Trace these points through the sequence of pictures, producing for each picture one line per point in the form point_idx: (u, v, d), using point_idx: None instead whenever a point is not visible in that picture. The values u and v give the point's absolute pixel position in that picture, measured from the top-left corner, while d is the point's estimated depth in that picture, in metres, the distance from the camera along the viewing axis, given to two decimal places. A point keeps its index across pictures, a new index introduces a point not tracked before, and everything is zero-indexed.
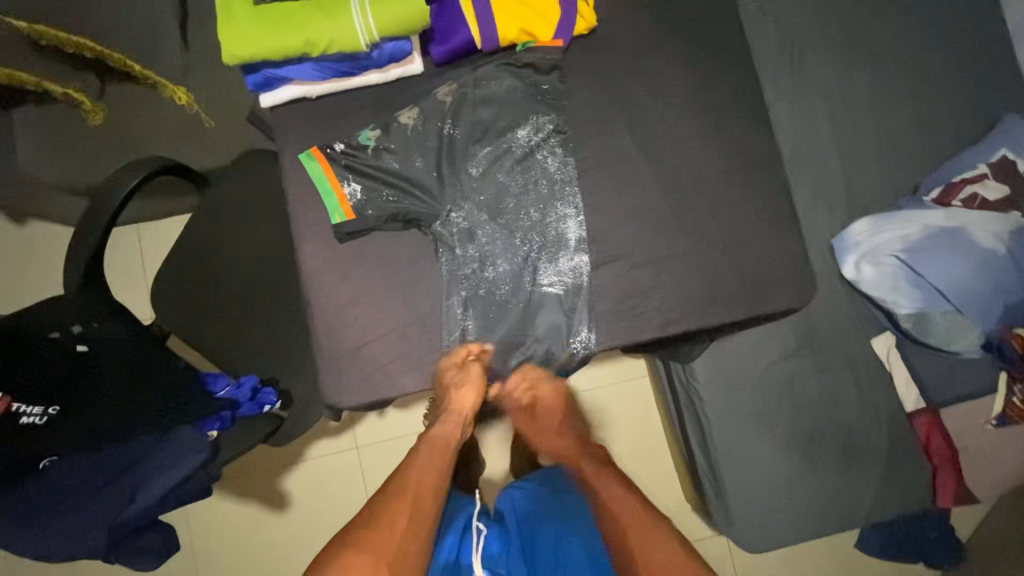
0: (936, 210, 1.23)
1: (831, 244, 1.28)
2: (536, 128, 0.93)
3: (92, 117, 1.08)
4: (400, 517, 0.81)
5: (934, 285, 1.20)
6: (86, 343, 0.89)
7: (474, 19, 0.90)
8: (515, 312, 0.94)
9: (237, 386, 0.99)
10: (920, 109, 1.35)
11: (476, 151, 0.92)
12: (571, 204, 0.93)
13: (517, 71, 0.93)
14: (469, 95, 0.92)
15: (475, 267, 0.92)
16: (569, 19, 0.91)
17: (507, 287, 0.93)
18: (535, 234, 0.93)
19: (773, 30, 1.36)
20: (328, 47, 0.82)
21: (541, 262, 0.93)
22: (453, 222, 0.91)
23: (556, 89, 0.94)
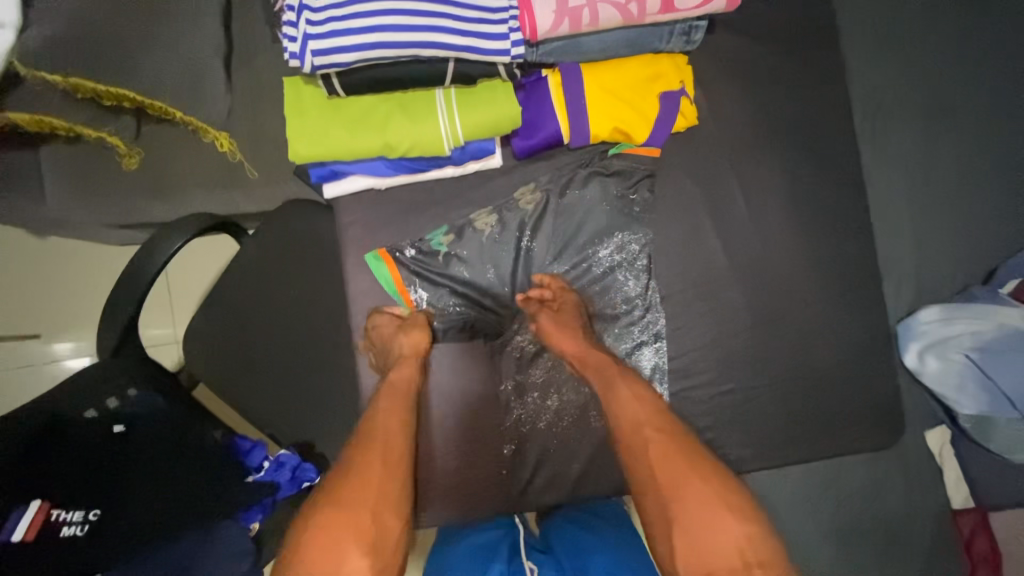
0: (1012, 308, 1.16)
1: (896, 329, 1.25)
2: (619, 247, 1.02)
3: (128, 161, 0.99)
4: (375, 467, 0.81)
5: (1003, 390, 1.13)
6: (122, 422, 0.89)
7: (565, 113, 0.80)
8: (587, 446, 1.03)
9: (276, 466, 0.95)
10: (1007, 190, 1.26)
11: (553, 267, 1.03)
12: (652, 330, 1.01)
13: (605, 181, 1.00)
14: (553, 203, 1.01)
15: (537, 395, 1.04)
16: (670, 113, 0.83)
17: (571, 415, 1.04)
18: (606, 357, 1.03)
19: (859, 92, 1.25)
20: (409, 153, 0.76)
21: None
22: (520, 343, 1.04)
23: (644, 200, 1.00)
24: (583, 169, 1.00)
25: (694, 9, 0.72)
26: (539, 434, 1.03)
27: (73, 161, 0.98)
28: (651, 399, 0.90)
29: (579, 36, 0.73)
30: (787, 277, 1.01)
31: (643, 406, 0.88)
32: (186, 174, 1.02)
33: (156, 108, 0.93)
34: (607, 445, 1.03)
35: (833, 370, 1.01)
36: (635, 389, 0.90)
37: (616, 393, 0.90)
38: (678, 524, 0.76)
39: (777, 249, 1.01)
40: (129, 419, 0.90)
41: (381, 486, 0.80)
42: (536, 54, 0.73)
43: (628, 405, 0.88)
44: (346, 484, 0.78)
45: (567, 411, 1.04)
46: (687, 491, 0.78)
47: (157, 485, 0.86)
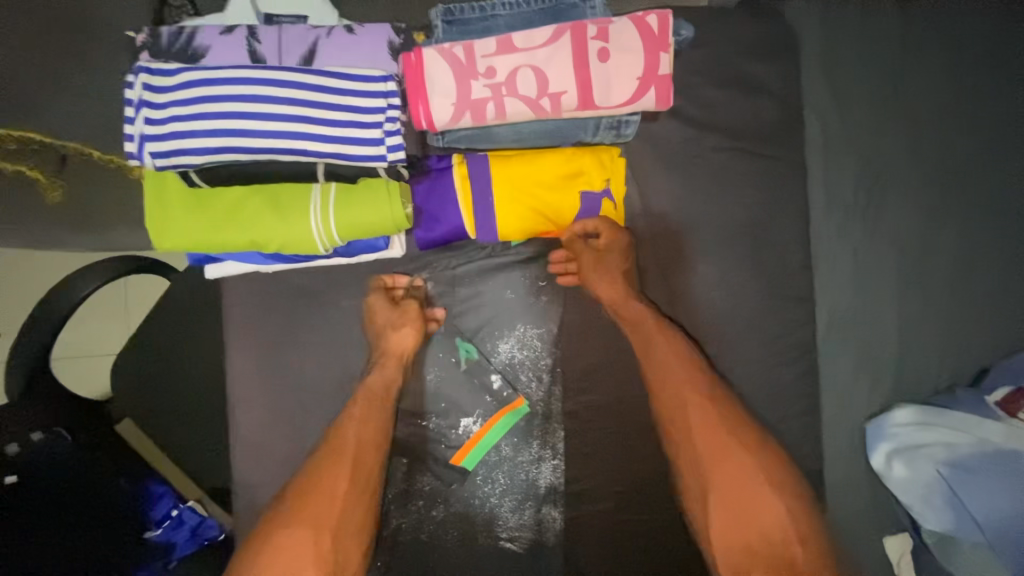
0: (997, 424, 1.05)
1: (865, 426, 1.15)
2: (520, 341, 1.02)
3: (51, 194, 0.95)
4: (339, 481, 0.87)
5: (973, 514, 1.02)
6: (16, 472, 0.87)
7: (469, 210, 0.82)
8: (472, 566, 0.98)
9: (175, 524, 0.94)
10: (1007, 285, 1.13)
11: (449, 361, 1.02)
12: (552, 446, 1.02)
13: (509, 275, 1.02)
14: (453, 296, 1.03)
15: (422, 505, 0.99)
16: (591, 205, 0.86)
17: (456, 531, 0.99)
18: (504, 472, 1.02)
19: (854, 164, 1.13)
20: (281, 247, 0.77)
21: (504, 514, 1.01)
22: (428, 429, 1.02)
23: (552, 297, 1.01)
24: (478, 262, 1.02)
25: (619, 106, 0.78)
26: (420, 554, 0.98)
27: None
28: (685, 360, 0.93)
29: (490, 128, 0.82)
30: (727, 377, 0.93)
31: (683, 365, 0.92)
32: (108, 212, 0.97)
33: (70, 148, 0.95)
34: (492, 568, 0.99)
35: None
36: (674, 349, 0.93)
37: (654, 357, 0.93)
38: (712, 493, 0.87)
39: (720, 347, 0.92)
40: (24, 468, 0.88)
41: (346, 495, 0.87)
42: (442, 140, 0.83)
43: (673, 369, 0.92)
44: (313, 500, 0.85)
45: (458, 530, 1.00)
46: (723, 467, 0.87)
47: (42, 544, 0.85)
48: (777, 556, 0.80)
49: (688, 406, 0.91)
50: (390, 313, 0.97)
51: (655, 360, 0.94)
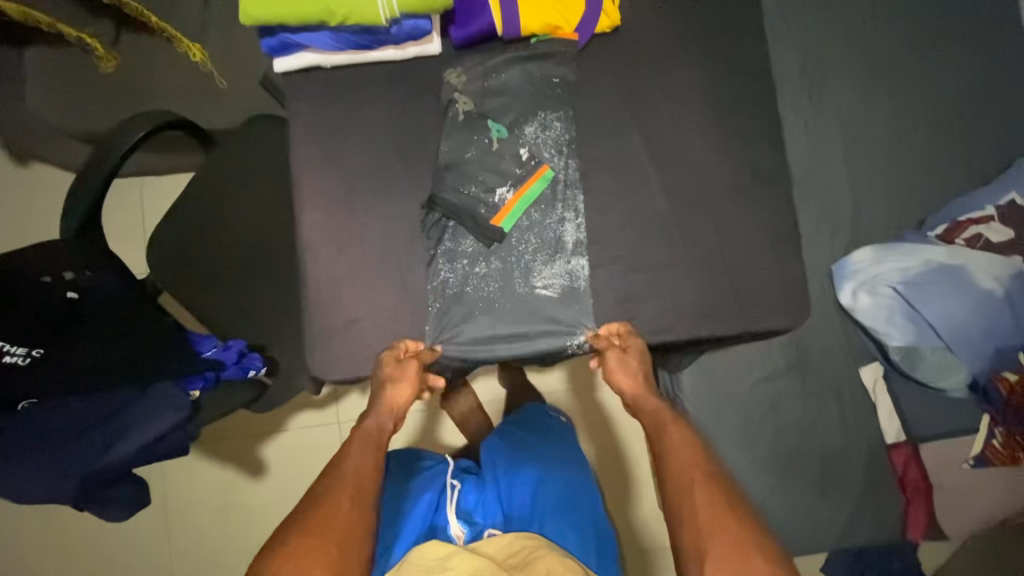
0: (939, 246, 1.23)
1: (831, 270, 1.29)
2: (543, 124, 0.92)
3: (104, 63, 1.07)
4: (344, 496, 0.74)
5: (928, 320, 1.20)
6: (76, 290, 0.91)
7: (497, 5, 0.88)
8: (509, 314, 0.90)
9: (224, 348, 0.98)
10: (935, 144, 1.33)
11: (473, 138, 0.91)
12: (573, 204, 0.91)
13: (526, 66, 0.92)
14: (479, 84, 0.91)
15: (465, 262, 0.90)
16: (593, 12, 0.90)
17: (495, 284, 0.91)
18: (536, 233, 0.91)
19: (799, 48, 1.34)
20: (350, 17, 0.80)
21: (536, 265, 0.91)
22: (462, 192, 0.90)
23: (567, 84, 0.92)
24: (506, 49, 0.92)
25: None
26: (464, 302, 0.90)
27: (56, 65, 1.06)
28: (700, 463, 0.78)
29: None
30: None
31: (694, 455, 0.80)
32: (159, 83, 1.11)
33: (132, 7, 1.03)
34: (526, 312, 0.90)
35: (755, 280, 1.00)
36: (688, 441, 0.83)
37: (669, 441, 0.83)
38: (708, 561, 0.66)
39: None
40: (83, 289, 0.92)
41: (350, 511, 0.73)
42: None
43: (685, 457, 0.79)
44: (318, 513, 0.71)
45: (495, 295, 0.90)
46: (728, 522, 0.68)
47: (100, 348, 0.88)
48: None
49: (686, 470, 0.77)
50: (395, 367, 0.87)
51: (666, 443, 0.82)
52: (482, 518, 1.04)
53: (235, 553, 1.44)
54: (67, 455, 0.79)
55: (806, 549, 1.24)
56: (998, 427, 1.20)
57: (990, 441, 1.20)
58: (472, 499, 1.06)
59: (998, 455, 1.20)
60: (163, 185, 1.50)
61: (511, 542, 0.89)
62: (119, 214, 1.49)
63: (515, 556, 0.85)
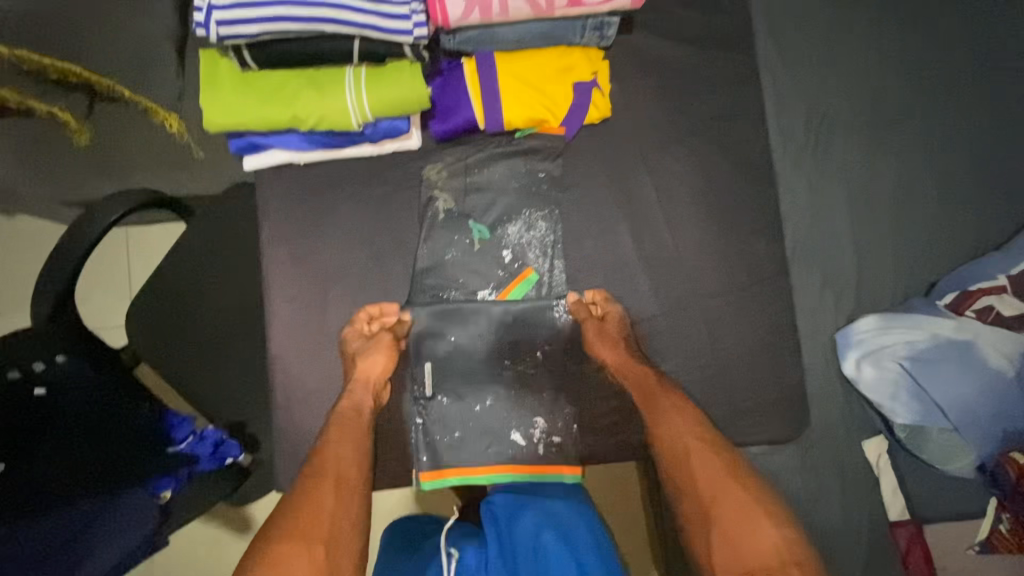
0: (948, 320, 1.17)
1: (833, 339, 1.23)
2: (527, 224, 0.98)
3: (78, 137, 1.03)
4: (327, 493, 0.80)
5: (935, 399, 1.15)
6: (44, 386, 0.88)
7: (479, 102, 0.91)
8: (495, 379, 0.98)
9: (199, 439, 0.94)
10: (947, 207, 1.27)
11: (453, 239, 0.97)
12: (556, 291, 0.97)
13: (511, 163, 0.98)
14: (462, 180, 0.98)
15: (449, 350, 0.97)
16: (581, 107, 0.92)
17: (478, 370, 0.98)
18: (521, 320, 0.97)
19: (806, 105, 1.28)
20: (317, 123, 0.86)
21: (520, 343, 0.98)
22: (446, 297, 0.97)
23: (552, 180, 0.97)
24: (486, 147, 0.97)
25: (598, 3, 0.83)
26: (449, 384, 0.97)
27: (25, 136, 1.02)
28: (693, 427, 0.87)
29: (494, 28, 0.88)
30: (707, 271, 0.97)
31: (689, 421, 0.87)
32: (133, 152, 1.06)
33: (103, 83, 1.01)
34: (509, 382, 0.98)
35: (749, 371, 0.96)
36: (679, 404, 0.89)
37: (660, 411, 0.88)
38: (716, 526, 0.78)
39: (699, 253, 0.97)
40: (51, 383, 0.89)
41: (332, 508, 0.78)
42: (453, 41, 0.90)
43: (677, 428, 0.87)
44: (300, 514, 0.76)
45: (466, 358, 0.97)
46: (722, 491, 0.80)
47: (66, 458, 0.85)
48: None
49: (685, 440, 0.86)
50: (364, 343, 0.92)
51: (659, 415, 0.89)
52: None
53: None
54: None
55: None
56: (1005, 512, 1.14)
57: (996, 526, 1.15)
58: (474, 559, 0.82)
59: (1004, 541, 1.14)
60: (149, 235, 1.46)
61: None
62: (103, 267, 1.46)
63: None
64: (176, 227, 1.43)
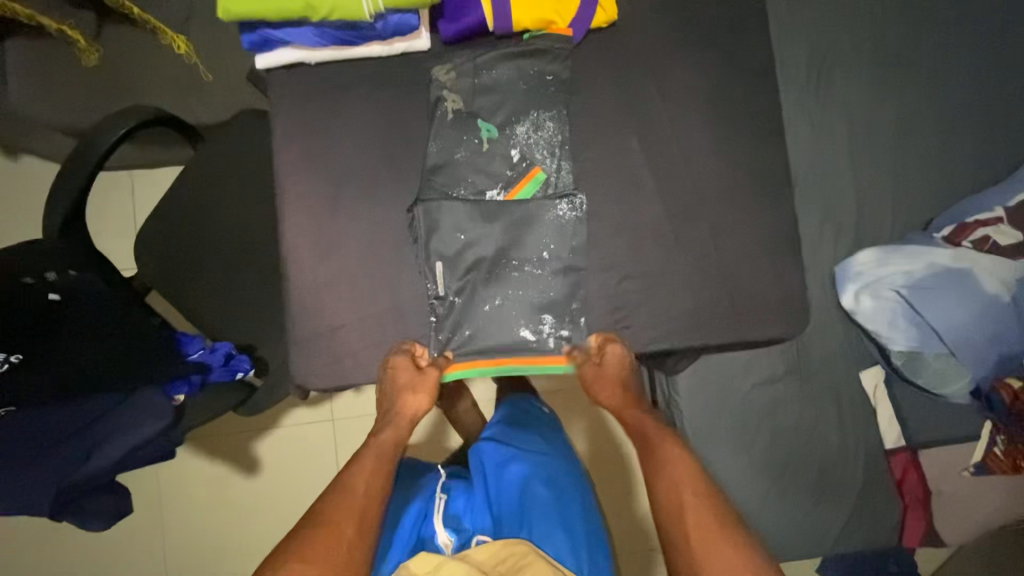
0: (945, 249, 1.19)
1: (832, 273, 1.26)
2: (535, 124, 0.98)
3: (86, 57, 1.03)
4: (348, 528, 0.78)
5: (932, 325, 1.17)
6: (60, 293, 0.88)
7: (488, 2, 0.94)
8: (505, 279, 0.97)
9: (211, 351, 0.97)
10: (946, 142, 1.29)
11: (461, 143, 0.98)
12: (559, 186, 0.98)
13: (519, 63, 0.98)
14: (471, 84, 0.98)
15: (458, 246, 0.96)
16: (586, 12, 0.96)
17: (487, 266, 0.97)
18: (527, 219, 0.97)
19: (807, 42, 1.29)
20: (330, 10, 0.83)
21: (528, 241, 0.97)
22: (458, 197, 0.97)
23: (561, 80, 0.98)
24: (498, 45, 0.98)
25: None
26: (460, 278, 0.97)
27: (35, 56, 1.03)
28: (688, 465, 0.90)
29: None
30: (710, 187, 0.99)
31: (686, 473, 0.89)
32: (145, 76, 1.08)
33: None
34: (519, 283, 0.98)
35: (751, 284, 0.98)
36: (679, 458, 0.91)
37: (659, 458, 0.92)
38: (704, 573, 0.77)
39: (703, 169, 0.98)
40: (67, 291, 0.88)
41: (351, 541, 0.77)
42: None
43: (675, 487, 0.87)
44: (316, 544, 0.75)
45: (477, 256, 0.97)
46: (714, 554, 0.78)
47: (82, 356, 0.85)
48: None
49: (682, 492, 0.86)
50: (413, 375, 0.95)
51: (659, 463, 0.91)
52: (471, 524, 1.00)
53: (231, 552, 1.44)
54: (48, 464, 0.79)
55: (801, 554, 1.23)
56: (1000, 434, 1.18)
57: (991, 449, 1.18)
58: (461, 504, 1.03)
59: (1000, 463, 1.18)
60: (156, 176, 1.47)
61: (501, 547, 0.86)
62: (110, 207, 1.46)
63: (504, 563, 0.84)
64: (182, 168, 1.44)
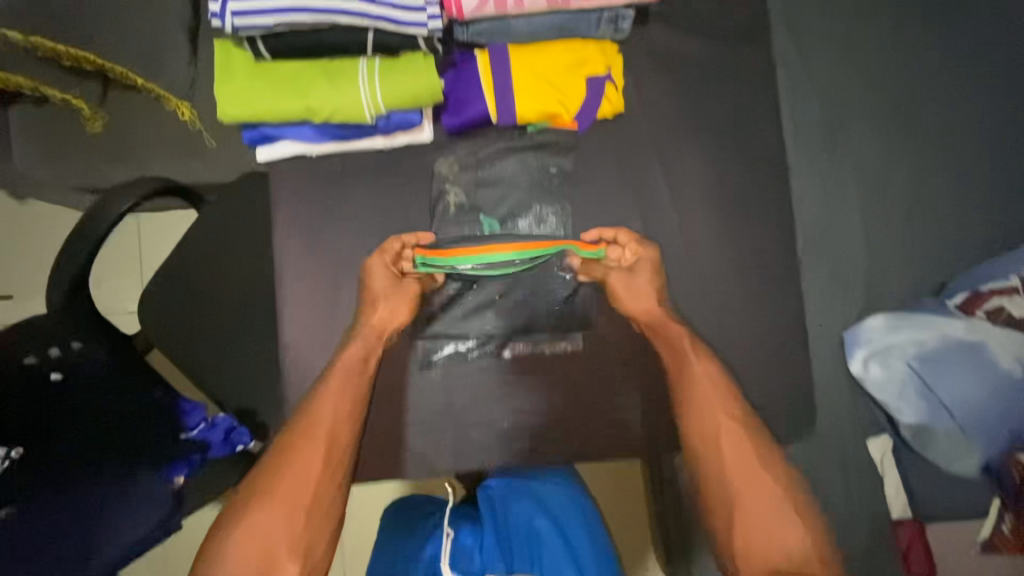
0: (956, 320, 1.17)
1: (842, 337, 1.24)
2: (538, 216, 1.15)
3: (91, 124, 1.03)
4: (314, 451, 0.93)
5: (942, 399, 1.14)
6: (61, 370, 0.92)
7: (490, 99, 1.03)
8: (500, 344, 1.16)
9: (210, 425, 0.97)
10: (961, 205, 1.26)
11: (467, 228, 1.14)
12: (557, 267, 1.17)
13: (523, 158, 1.15)
14: (473, 176, 1.14)
15: (462, 315, 1.16)
16: (591, 104, 1.05)
17: (487, 335, 1.16)
18: (532, 289, 1.17)
19: (819, 99, 1.26)
20: (331, 112, 0.91)
21: (528, 315, 1.16)
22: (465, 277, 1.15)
23: (563, 174, 1.15)
24: (498, 140, 1.13)
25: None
26: (460, 342, 1.15)
27: (36, 123, 1.03)
28: (716, 389, 1.03)
29: (507, 20, 0.98)
30: None
31: (714, 392, 1.03)
32: (143, 140, 1.06)
33: (117, 72, 1.01)
34: (515, 349, 1.15)
35: None
36: (709, 374, 1.04)
37: (695, 378, 1.04)
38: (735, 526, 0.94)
39: None
40: (68, 369, 0.92)
41: (319, 477, 0.91)
42: (466, 32, 1.00)
43: (707, 412, 1.01)
44: (288, 479, 0.89)
45: (479, 327, 1.16)
46: (749, 492, 0.95)
47: (80, 441, 0.88)
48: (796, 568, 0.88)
49: (717, 424, 1.00)
50: (391, 283, 1.08)
51: (694, 381, 1.04)
52: (480, 564, 0.97)
53: None
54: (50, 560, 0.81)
55: None
56: (1008, 512, 1.15)
57: (999, 527, 1.15)
58: (469, 541, 1.01)
59: (1006, 542, 1.15)
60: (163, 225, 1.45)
61: None
62: (114, 254, 1.45)
63: None
64: (190, 218, 1.42)
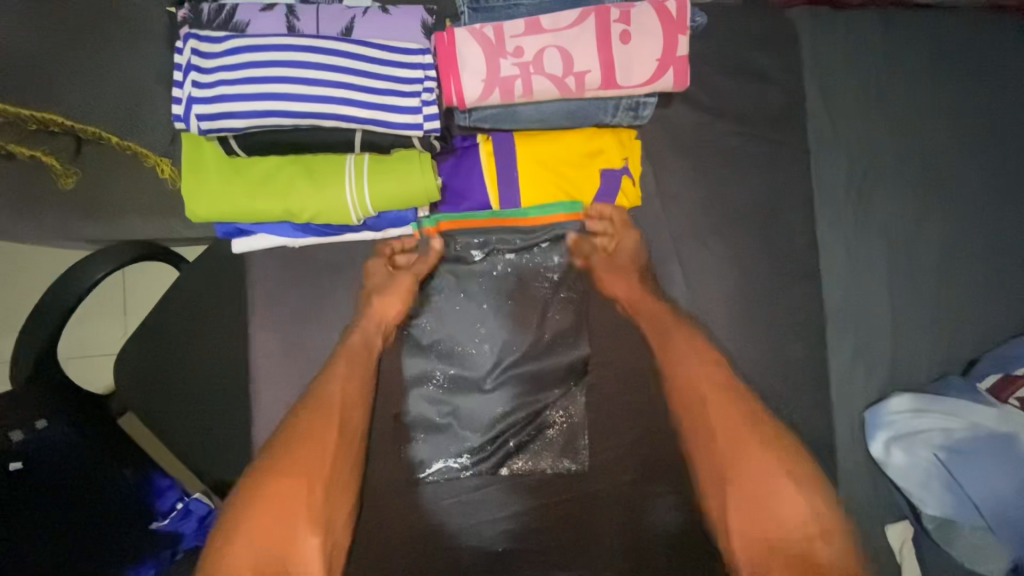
0: (989, 408, 1.08)
1: (863, 415, 1.16)
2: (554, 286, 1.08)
3: (63, 181, 0.95)
4: (329, 433, 0.89)
5: (971, 495, 1.04)
6: (21, 459, 0.87)
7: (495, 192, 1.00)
8: (516, 426, 1.06)
9: (182, 516, 1.00)
10: (992, 279, 1.18)
11: (473, 298, 1.06)
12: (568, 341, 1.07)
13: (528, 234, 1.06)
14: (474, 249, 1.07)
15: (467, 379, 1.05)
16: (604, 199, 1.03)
17: (497, 411, 1.05)
18: (550, 365, 1.07)
19: (849, 160, 1.17)
20: (313, 213, 0.90)
21: (547, 399, 1.07)
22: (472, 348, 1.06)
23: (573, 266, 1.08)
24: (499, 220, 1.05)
25: (639, 85, 0.87)
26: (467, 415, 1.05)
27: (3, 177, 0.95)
28: (704, 352, 0.99)
29: (515, 108, 0.93)
30: None
31: (698, 355, 0.99)
32: (122, 197, 0.99)
33: (88, 133, 0.92)
34: (531, 430, 1.06)
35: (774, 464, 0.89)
36: (691, 341, 1.00)
37: (675, 346, 1.00)
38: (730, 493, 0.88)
39: None
40: (29, 456, 0.88)
41: (333, 456, 0.89)
42: (469, 119, 0.94)
43: (695, 374, 0.97)
44: (302, 455, 0.86)
45: (483, 407, 1.05)
46: (745, 459, 0.88)
47: (49, 536, 0.87)
48: (800, 554, 0.79)
49: (702, 390, 0.95)
50: (386, 279, 1.02)
51: (673, 348, 1.00)
52: None
53: None
54: None
55: None
56: None
57: None
58: None
59: None
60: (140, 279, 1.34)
61: None
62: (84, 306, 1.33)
63: None
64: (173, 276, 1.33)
